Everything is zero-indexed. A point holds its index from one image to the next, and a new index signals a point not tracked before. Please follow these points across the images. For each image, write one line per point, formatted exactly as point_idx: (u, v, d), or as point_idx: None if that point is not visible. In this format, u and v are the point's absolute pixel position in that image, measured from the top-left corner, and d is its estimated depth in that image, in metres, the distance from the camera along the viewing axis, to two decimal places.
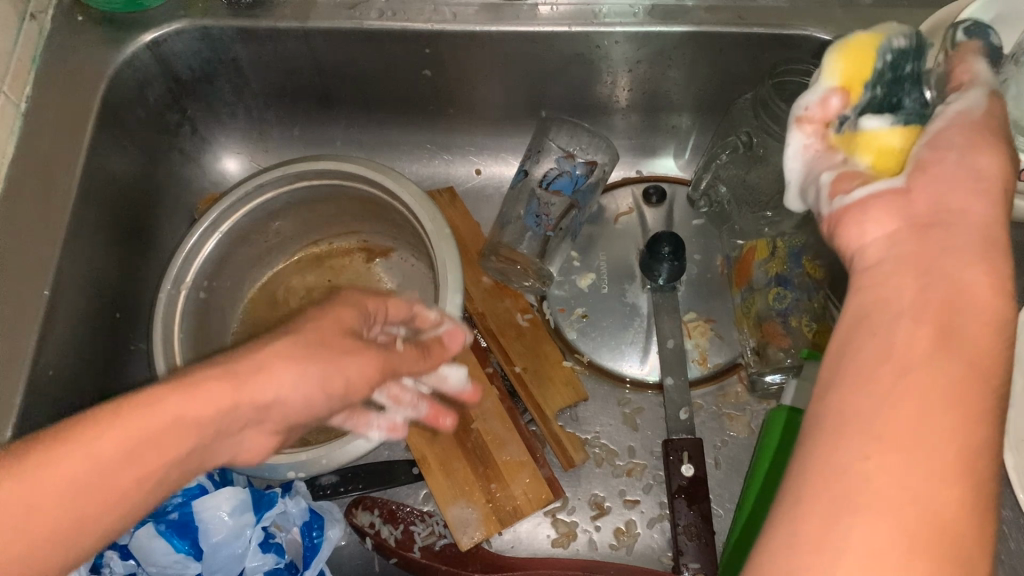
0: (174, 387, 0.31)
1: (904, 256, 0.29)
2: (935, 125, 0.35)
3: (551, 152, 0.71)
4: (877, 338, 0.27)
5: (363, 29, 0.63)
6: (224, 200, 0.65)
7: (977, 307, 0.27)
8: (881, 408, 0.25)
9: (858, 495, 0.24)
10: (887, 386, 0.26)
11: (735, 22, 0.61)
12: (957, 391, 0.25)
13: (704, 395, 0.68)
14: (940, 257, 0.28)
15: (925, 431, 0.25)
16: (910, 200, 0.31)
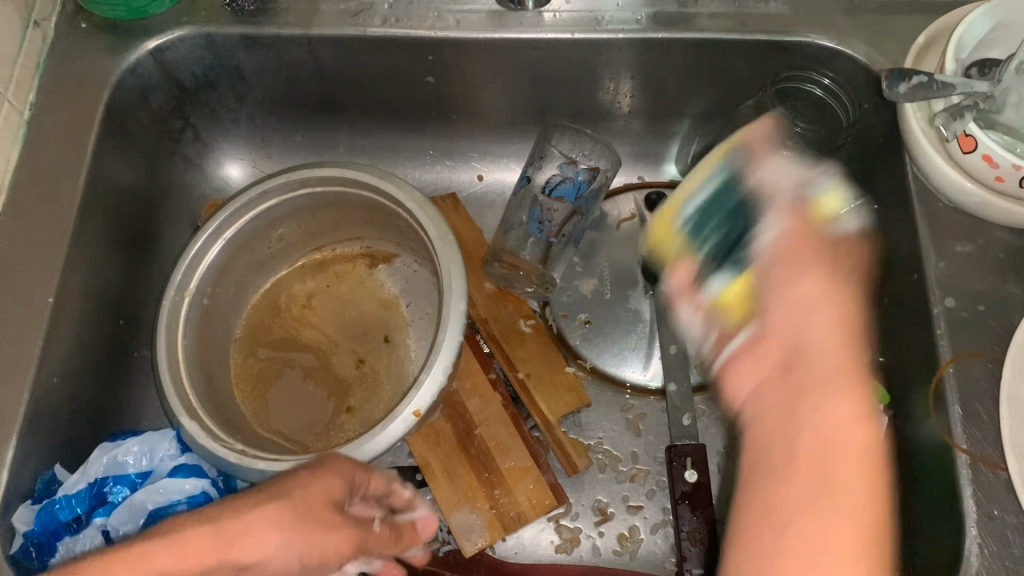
0: (164, 544, 0.35)
1: (765, 413, 0.36)
2: (759, 264, 0.42)
3: (553, 159, 0.70)
4: (786, 447, 0.35)
5: (367, 36, 0.63)
6: (228, 207, 0.65)
7: (851, 460, 0.34)
8: (779, 538, 0.32)
9: None
10: (786, 517, 0.33)
11: (738, 29, 0.61)
12: (849, 538, 0.32)
13: (706, 401, 0.69)
14: (802, 404, 0.35)
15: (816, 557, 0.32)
16: (764, 351, 0.38)
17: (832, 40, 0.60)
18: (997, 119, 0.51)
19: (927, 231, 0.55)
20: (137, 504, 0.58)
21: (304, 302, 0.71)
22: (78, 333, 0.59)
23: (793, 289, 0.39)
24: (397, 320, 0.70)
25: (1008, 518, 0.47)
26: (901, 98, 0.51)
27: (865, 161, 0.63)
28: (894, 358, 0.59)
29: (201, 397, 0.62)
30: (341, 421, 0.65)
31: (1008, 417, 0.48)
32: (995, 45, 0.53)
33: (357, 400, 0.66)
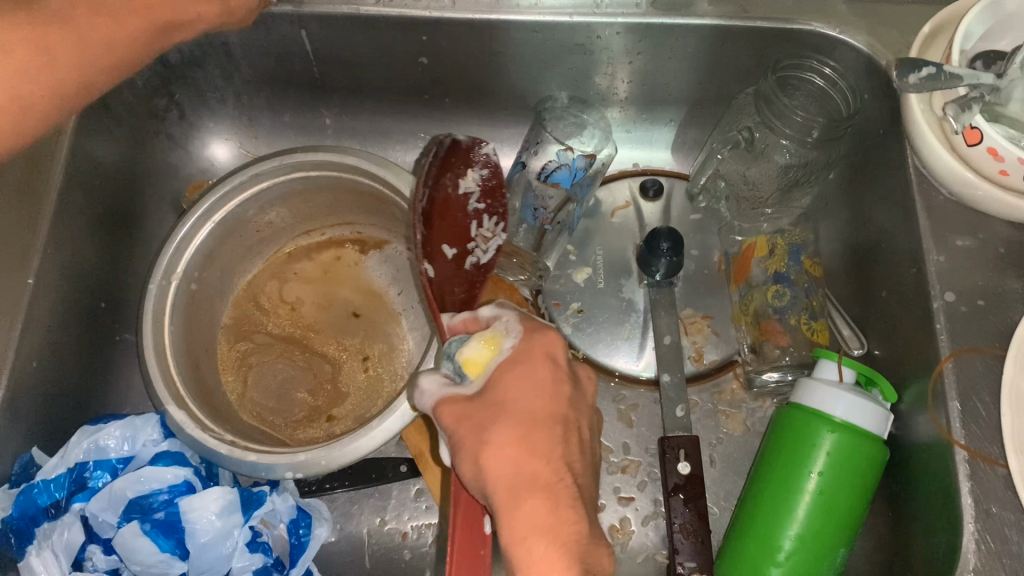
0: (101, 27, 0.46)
1: (522, 434, 0.44)
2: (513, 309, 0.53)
3: (550, 144, 0.68)
4: (528, 407, 0.45)
5: (360, 14, 0.61)
6: (215, 190, 0.63)
7: (549, 409, 0.45)
8: (514, 405, 0.45)
9: (519, 415, 0.45)
10: (514, 398, 0.45)
11: (740, 15, 0.60)
12: (551, 409, 0.45)
13: (699, 392, 0.68)
14: (532, 421, 0.44)
15: (530, 411, 0.45)
16: (522, 409, 0.45)
17: (834, 29, 0.59)
18: (1002, 112, 0.50)
19: (927, 224, 0.55)
20: (117, 492, 0.56)
21: (295, 299, 0.69)
22: (56, 315, 0.57)
23: (517, 374, 0.46)
24: (376, 315, 0.69)
25: (1007, 515, 0.47)
26: (909, 89, 0.50)
27: (863, 153, 0.63)
28: (890, 352, 0.59)
29: (187, 382, 0.60)
30: (320, 426, 0.64)
31: (1009, 415, 0.48)
32: (1006, 34, 0.53)
33: (341, 407, 0.65)
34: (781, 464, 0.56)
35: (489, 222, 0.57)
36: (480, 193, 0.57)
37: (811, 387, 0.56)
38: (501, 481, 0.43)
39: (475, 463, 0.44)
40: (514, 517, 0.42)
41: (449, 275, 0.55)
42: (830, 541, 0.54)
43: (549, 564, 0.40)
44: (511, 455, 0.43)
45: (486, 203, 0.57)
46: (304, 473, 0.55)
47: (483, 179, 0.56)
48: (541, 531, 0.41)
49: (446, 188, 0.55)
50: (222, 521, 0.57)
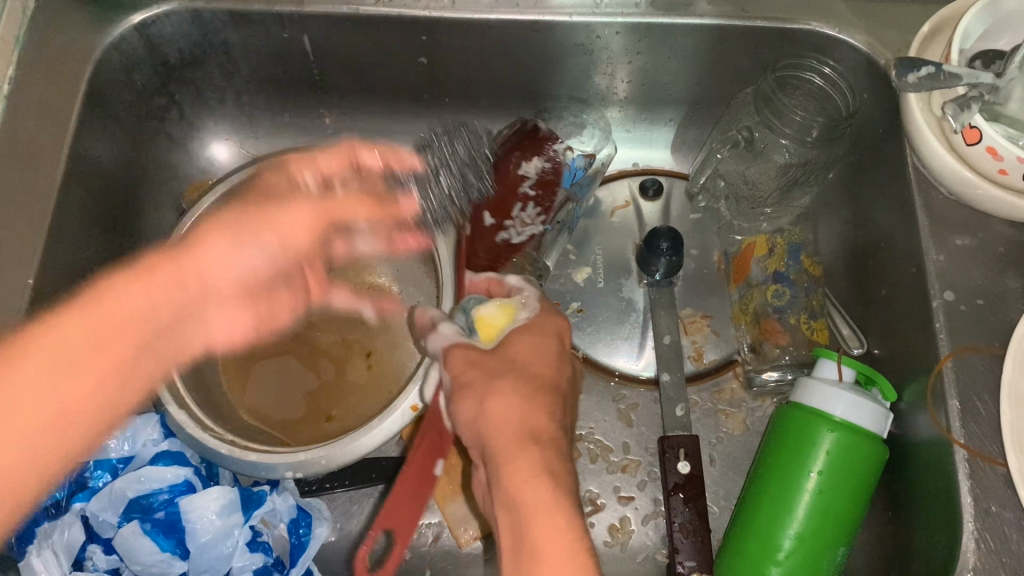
0: (220, 235, 0.55)
1: (525, 392, 0.45)
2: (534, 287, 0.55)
3: None
4: (531, 373, 0.47)
5: (360, 14, 0.61)
6: (213, 190, 0.63)
7: (548, 378, 0.47)
8: (518, 370, 0.47)
9: (523, 376, 0.46)
10: (518, 365, 0.47)
11: (738, 15, 0.60)
12: (550, 379, 0.47)
13: (699, 391, 0.68)
14: (533, 382, 0.46)
15: (532, 376, 0.47)
16: (525, 372, 0.47)
17: (833, 28, 0.60)
18: (1002, 111, 0.51)
19: (927, 223, 0.55)
20: (117, 492, 0.56)
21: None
22: None
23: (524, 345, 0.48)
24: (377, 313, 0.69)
25: (1007, 513, 0.47)
26: (908, 89, 0.50)
27: (863, 152, 0.63)
28: (890, 350, 0.59)
29: (187, 381, 0.60)
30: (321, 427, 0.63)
31: (1009, 414, 0.48)
32: (1004, 34, 0.53)
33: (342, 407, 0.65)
34: (781, 464, 0.56)
35: (532, 210, 0.63)
36: (535, 181, 0.62)
37: (811, 387, 0.56)
38: (507, 431, 0.44)
39: (481, 413, 0.45)
40: (518, 460, 0.42)
41: (484, 240, 0.63)
42: (830, 539, 0.54)
43: (548, 506, 0.41)
44: (515, 405, 0.45)
45: (537, 192, 0.63)
46: (304, 473, 0.55)
47: (540, 170, 0.62)
48: (544, 478, 0.42)
49: (508, 164, 0.62)
50: (222, 520, 0.57)
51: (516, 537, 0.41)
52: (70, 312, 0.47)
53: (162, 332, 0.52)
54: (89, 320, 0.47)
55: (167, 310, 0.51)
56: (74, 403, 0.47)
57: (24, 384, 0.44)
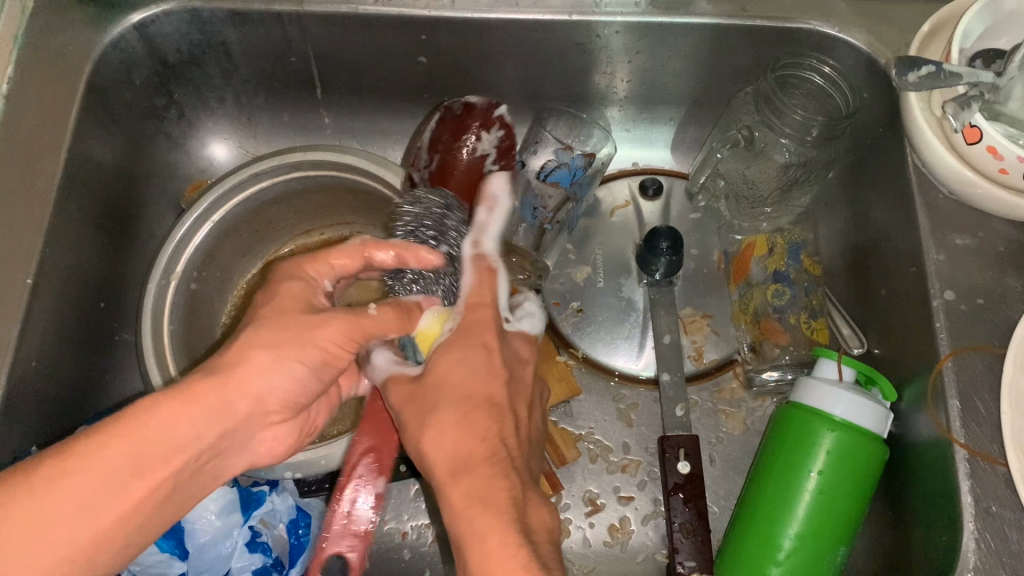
0: (173, 397, 0.39)
1: (459, 414, 0.45)
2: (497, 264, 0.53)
3: (549, 144, 0.68)
4: (466, 391, 0.46)
5: (359, 14, 0.61)
6: (214, 189, 0.63)
7: (485, 393, 0.47)
8: (453, 388, 0.47)
9: (456, 396, 0.46)
10: (453, 383, 0.47)
11: (738, 14, 0.60)
12: (489, 392, 0.47)
13: (699, 391, 0.68)
14: (470, 401, 0.46)
15: (467, 392, 0.46)
16: (460, 390, 0.46)
17: (833, 27, 0.59)
18: (1002, 110, 0.50)
19: (927, 223, 0.55)
20: None
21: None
22: (56, 317, 0.57)
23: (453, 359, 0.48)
24: None
25: (1007, 513, 0.47)
26: (909, 88, 0.49)
27: (863, 151, 0.63)
28: (890, 350, 0.59)
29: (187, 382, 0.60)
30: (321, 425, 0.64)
31: (1008, 414, 0.48)
32: (1004, 33, 0.53)
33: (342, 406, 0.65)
34: (781, 464, 0.56)
35: (508, 183, 0.61)
36: (496, 154, 0.61)
37: (811, 386, 0.56)
38: (441, 461, 0.44)
39: (421, 448, 0.45)
40: (452, 490, 0.42)
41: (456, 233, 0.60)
42: (830, 540, 0.53)
43: (482, 523, 0.40)
44: (448, 433, 0.44)
45: (502, 163, 0.61)
46: (302, 473, 0.56)
47: (498, 138, 0.62)
48: (481, 503, 0.41)
49: (455, 149, 0.61)
50: (221, 521, 0.57)
51: (461, 561, 0.41)
52: (166, 401, 0.39)
53: (229, 423, 0.41)
54: (184, 412, 0.39)
55: (250, 406, 0.42)
56: (127, 506, 0.37)
57: (66, 498, 0.36)
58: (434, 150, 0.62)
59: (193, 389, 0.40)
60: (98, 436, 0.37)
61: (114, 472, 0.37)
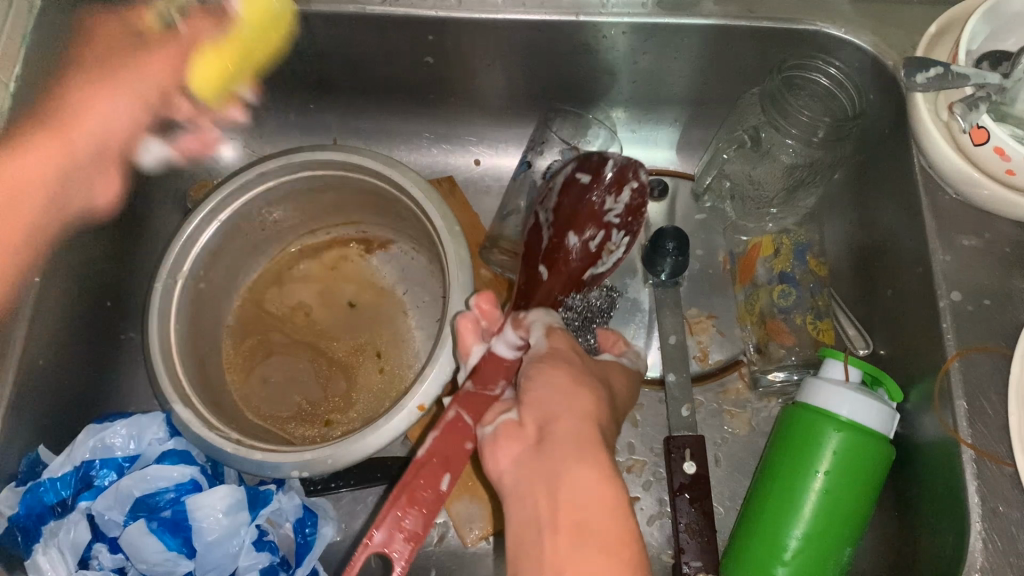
0: None
1: (587, 393, 0.45)
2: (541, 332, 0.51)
3: (554, 144, 0.68)
4: (592, 384, 0.47)
5: (366, 13, 0.61)
6: (223, 187, 0.63)
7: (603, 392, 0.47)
8: (583, 377, 0.47)
9: (589, 383, 0.46)
10: (580, 371, 0.47)
11: (746, 15, 0.60)
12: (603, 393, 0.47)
13: (704, 392, 0.68)
14: (591, 388, 0.46)
15: (592, 383, 0.47)
16: (583, 375, 0.47)
17: (840, 28, 0.60)
18: (1008, 111, 0.50)
19: (933, 225, 0.55)
20: (124, 490, 0.56)
21: (303, 304, 0.69)
22: (62, 315, 0.57)
23: (582, 365, 0.49)
24: (380, 311, 0.69)
25: (1014, 513, 0.47)
26: (917, 89, 0.50)
27: (868, 153, 0.63)
28: (896, 349, 0.59)
29: (193, 382, 0.60)
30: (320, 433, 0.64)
31: (1016, 414, 0.48)
32: (1012, 34, 0.53)
33: (342, 414, 0.65)
34: (789, 462, 0.56)
35: (618, 237, 0.61)
36: (622, 211, 0.60)
37: (817, 386, 0.56)
38: (571, 410, 0.43)
39: (532, 392, 0.45)
40: (576, 429, 0.42)
41: (568, 282, 0.60)
42: (837, 540, 0.54)
43: (601, 470, 0.39)
44: (579, 390, 0.45)
45: (626, 219, 0.61)
46: (310, 472, 0.55)
47: (629, 198, 0.60)
48: (599, 452, 0.40)
49: (575, 204, 0.60)
50: (228, 519, 0.57)
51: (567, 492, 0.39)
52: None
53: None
54: None
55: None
56: None
57: None
58: (562, 193, 0.61)
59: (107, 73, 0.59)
60: None
61: None
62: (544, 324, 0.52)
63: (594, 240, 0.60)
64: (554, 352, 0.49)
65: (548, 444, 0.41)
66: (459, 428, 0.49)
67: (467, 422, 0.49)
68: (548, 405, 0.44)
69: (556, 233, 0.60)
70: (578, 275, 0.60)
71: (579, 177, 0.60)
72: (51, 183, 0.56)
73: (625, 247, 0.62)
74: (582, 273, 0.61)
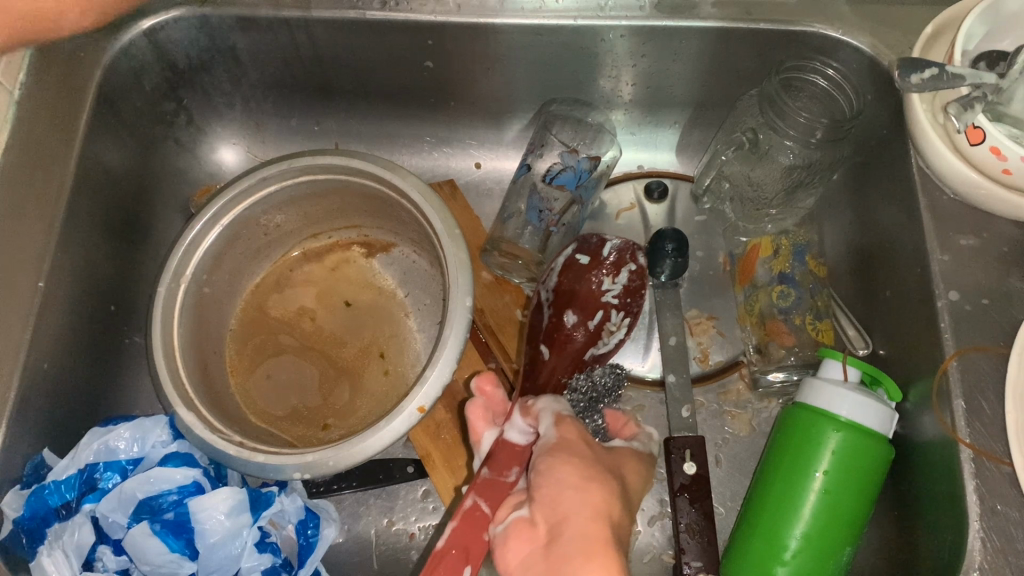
0: None
1: (586, 484, 0.44)
2: (549, 426, 0.51)
3: (554, 147, 0.70)
4: (592, 470, 0.46)
5: (366, 19, 0.62)
6: (224, 193, 0.64)
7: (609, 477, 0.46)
8: (584, 467, 0.46)
9: (594, 475, 0.45)
10: (583, 462, 0.46)
11: (745, 18, 0.61)
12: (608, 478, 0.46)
13: (705, 393, 0.68)
14: (595, 476, 0.45)
15: (596, 473, 0.45)
16: (588, 465, 0.46)
17: (837, 30, 0.60)
18: (1005, 111, 0.50)
19: (931, 224, 0.55)
20: (127, 493, 0.56)
21: (306, 306, 0.70)
22: (67, 320, 0.58)
23: (585, 452, 0.48)
24: (382, 315, 0.70)
25: (1012, 513, 0.47)
26: (911, 89, 0.50)
27: (867, 154, 0.63)
28: (895, 349, 0.59)
29: (197, 386, 0.60)
30: (320, 437, 0.64)
31: (1014, 413, 0.48)
32: (1009, 34, 0.53)
33: (339, 418, 0.65)
34: (788, 464, 0.56)
35: (617, 317, 0.62)
36: (620, 291, 0.62)
37: (815, 386, 0.56)
38: (574, 512, 0.42)
39: (542, 489, 0.44)
40: (576, 531, 0.41)
41: (567, 360, 0.61)
42: (837, 539, 0.54)
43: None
44: (587, 484, 0.44)
45: (622, 300, 0.62)
46: (312, 474, 0.55)
47: (627, 280, 0.62)
48: (598, 554, 0.40)
49: (579, 284, 0.61)
50: (231, 521, 0.57)
51: None
52: None
53: None
54: None
55: None
56: None
57: None
58: (562, 272, 0.62)
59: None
60: None
61: None
62: (552, 413, 0.53)
63: (593, 320, 0.61)
64: (564, 444, 0.48)
65: (559, 548, 0.41)
66: (477, 517, 0.49)
67: (485, 511, 0.49)
68: (556, 505, 0.43)
69: (556, 313, 0.62)
70: (579, 355, 0.61)
71: (578, 257, 0.62)
72: None
73: (626, 326, 0.63)
74: (584, 354, 0.61)
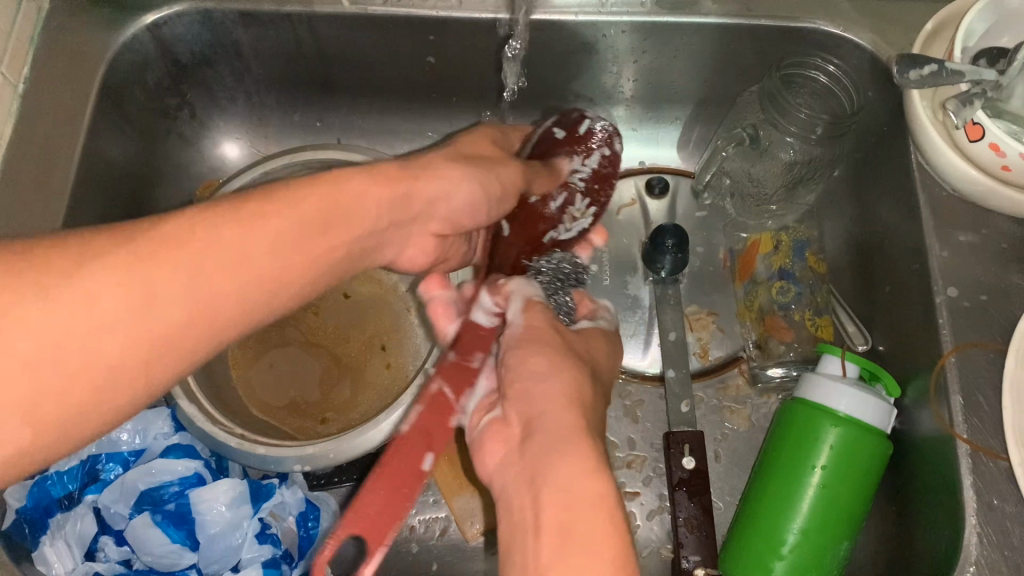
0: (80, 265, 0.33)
1: (553, 379, 0.45)
2: (516, 313, 0.50)
3: None
4: (556, 361, 0.46)
5: (368, 14, 0.62)
6: (226, 187, 0.64)
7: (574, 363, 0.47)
8: (547, 363, 0.46)
9: (555, 368, 0.45)
10: (551, 357, 0.46)
11: (744, 13, 0.61)
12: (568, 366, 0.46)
13: (704, 388, 0.68)
14: (558, 366, 0.45)
15: (558, 365, 0.46)
16: (552, 351, 0.47)
17: (837, 26, 0.60)
18: (1004, 108, 0.50)
19: (930, 220, 0.55)
20: (129, 484, 0.57)
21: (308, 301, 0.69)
22: None
23: (547, 339, 0.48)
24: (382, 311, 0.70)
25: (1008, 508, 0.47)
26: (910, 85, 0.50)
27: (867, 151, 0.63)
28: (894, 345, 0.59)
29: (200, 379, 0.61)
30: (318, 430, 0.65)
31: (1010, 409, 0.48)
32: (1008, 31, 0.53)
33: (337, 412, 0.66)
34: (787, 459, 0.56)
35: (582, 204, 0.60)
36: (590, 174, 0.60)
37: (815, 381, 0.57)
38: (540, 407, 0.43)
39: (518, 385, 0.45)
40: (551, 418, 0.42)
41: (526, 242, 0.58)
42: (835, 534, 0.54)
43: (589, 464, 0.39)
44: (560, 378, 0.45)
45: (593, 185, 0.60)
46: (311, 466, 0.57)
47: (597, 163, 0.60)
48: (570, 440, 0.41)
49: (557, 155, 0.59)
50: (232, 512, 0.58)
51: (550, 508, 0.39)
52: (107, 265, 0.33)
53: (210, 327, 0.37)
54: (79, 315, 0.32)
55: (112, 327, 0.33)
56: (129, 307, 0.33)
57: (103, 293, 0.33)
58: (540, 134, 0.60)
59: (108, 259, 0.33)
60: (126, 245, 0.34)
61: (144, 296, 0.34)
62: (523, 295, 0.52)
63: (557, 197, 0.59)
64: (530, 329, 0.49)
65: (533, 441, 0.42)
66: (442, 405, 0.47)
67: (450, 397, 0.47)
68: (530, 399, 0.44)
69: None
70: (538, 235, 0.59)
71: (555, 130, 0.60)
72: (183, 278, 0.35)
73: (592, 214, 0.61)
74: (545, 235, 0.59)
